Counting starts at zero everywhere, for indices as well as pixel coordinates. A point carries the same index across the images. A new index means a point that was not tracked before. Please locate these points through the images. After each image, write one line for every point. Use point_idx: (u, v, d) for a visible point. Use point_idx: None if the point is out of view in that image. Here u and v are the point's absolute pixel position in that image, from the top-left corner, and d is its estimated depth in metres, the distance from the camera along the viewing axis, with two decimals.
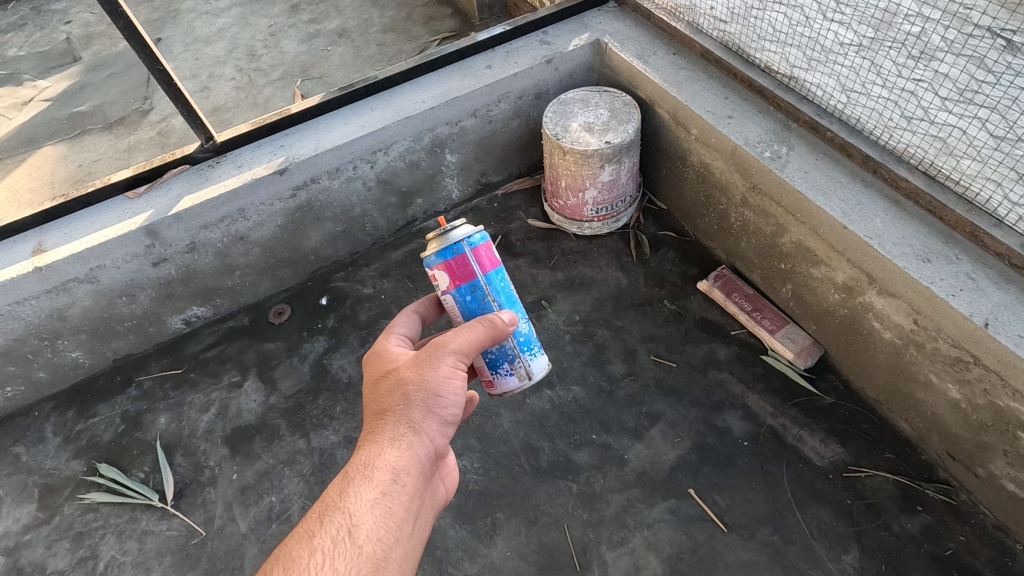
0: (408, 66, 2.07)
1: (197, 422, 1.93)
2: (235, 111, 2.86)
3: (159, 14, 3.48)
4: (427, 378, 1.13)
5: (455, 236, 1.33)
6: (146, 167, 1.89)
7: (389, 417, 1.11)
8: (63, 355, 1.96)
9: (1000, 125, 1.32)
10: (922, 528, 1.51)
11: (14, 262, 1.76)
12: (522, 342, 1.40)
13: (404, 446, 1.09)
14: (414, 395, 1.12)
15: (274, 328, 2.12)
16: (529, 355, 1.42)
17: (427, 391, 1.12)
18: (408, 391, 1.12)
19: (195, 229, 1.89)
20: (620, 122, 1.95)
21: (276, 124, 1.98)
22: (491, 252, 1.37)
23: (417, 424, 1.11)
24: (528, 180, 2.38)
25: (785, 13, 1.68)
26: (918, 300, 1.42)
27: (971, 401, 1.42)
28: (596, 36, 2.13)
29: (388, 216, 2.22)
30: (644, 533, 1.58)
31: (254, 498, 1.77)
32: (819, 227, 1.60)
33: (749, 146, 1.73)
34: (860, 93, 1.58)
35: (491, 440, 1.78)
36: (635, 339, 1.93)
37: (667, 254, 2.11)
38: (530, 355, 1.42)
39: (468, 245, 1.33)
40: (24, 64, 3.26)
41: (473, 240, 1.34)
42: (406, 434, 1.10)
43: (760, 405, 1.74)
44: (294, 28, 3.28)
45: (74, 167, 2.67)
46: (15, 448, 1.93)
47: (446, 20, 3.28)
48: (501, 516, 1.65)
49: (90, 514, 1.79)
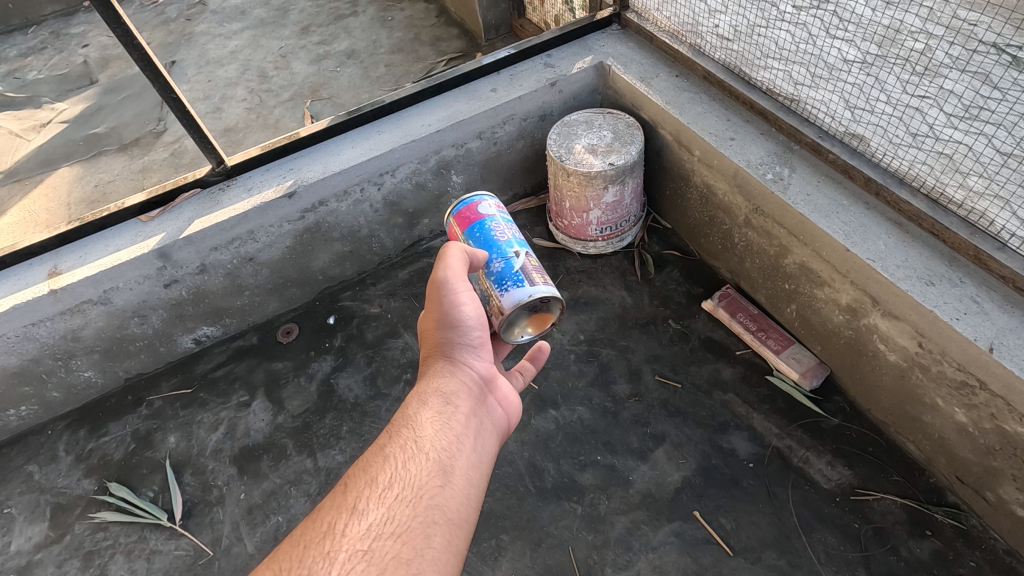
0: (415, 90, 2.11)
1: (206, 441, 1.95)
2: (246, 131, 2.91)
3: (174, 37, 3.58)
4: (449, 318, 1.27)
5: (454, 203, 1.64)
6: (158, 191, 1.93)
7: (430, 357, 1.25)
8: (75, 374, 2.00)
9: (1007, 139, 1.33)
10: (931, 553, 1.49)
11: (29, 285, 1.81)
12: (492, 280, 1.49)
13: (449, 374, 1.21)
14: (442, 335, 1.26)
15: (282, 347, 2.14)
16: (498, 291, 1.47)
17: (450, 327, 1.27)
18: (437, 334, 1.27)
19: (206, 251, 1.92)
20: (624, 144, 1.97)
21: (287, 147, 2.02)
22: (469, 212, 1.60)
23: (456, 357, 1.25)
24: (533, 200, 2.40)
25: (789, 31, 1.69)
26: (922, 323, 1.41)
27: (978, 425, 1.41)
28: (599, 59, 2.17)
29: (395, 236, 2.25)
30: (649, 557, 1.57)
31: (262, 518, 1.79)
32: (822, 248, 1.60)
33: (751, 168, 1.74)
34: (864, 110, 1.59)
35: (496, 461, 1.78)
36: (640, 359, 1.93)
37: (671, 274, 2.12)
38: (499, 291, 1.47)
39: (456, 206, 1.64)
40: (42, 87, 3.36)
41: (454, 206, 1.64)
42: (448, 365, 1.23)
43: (766, 426, 1.74)
44: (304, 49, 3.35)
45: (89, 187, 2.73)
46: (29, 467, 1.96)
47: (453, 41, 3.33)
48: (505, 538, 1.65)
49: (100, 532, 1.81)
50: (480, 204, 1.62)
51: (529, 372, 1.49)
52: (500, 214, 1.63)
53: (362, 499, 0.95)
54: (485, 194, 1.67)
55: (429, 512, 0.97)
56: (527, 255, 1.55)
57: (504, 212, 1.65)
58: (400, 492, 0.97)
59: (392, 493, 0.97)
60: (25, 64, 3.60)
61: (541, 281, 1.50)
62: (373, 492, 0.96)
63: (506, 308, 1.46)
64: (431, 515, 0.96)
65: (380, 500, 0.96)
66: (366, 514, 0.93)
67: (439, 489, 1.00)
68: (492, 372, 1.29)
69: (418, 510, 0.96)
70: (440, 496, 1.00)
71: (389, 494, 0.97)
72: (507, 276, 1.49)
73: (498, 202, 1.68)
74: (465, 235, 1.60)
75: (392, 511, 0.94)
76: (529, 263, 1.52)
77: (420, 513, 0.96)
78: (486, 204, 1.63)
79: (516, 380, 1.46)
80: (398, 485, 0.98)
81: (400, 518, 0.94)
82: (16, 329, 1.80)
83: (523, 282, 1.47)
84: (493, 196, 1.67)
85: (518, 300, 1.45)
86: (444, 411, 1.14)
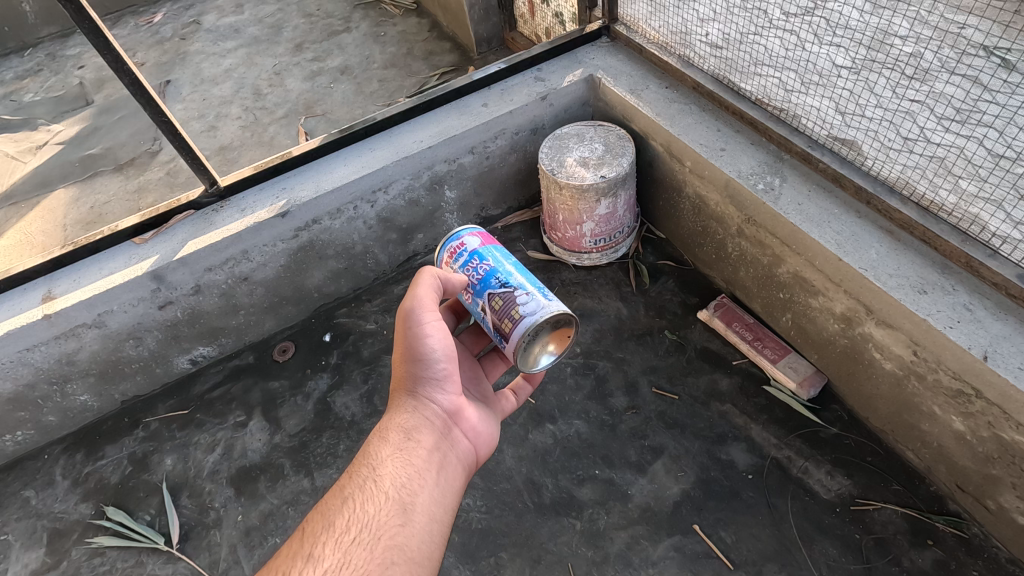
0: (406, 106, 2.12)
1: (203, 462, 1.95)
2: (241, 149, 2.92)
3: (168, 56, 3.61)
4: (417, 349, 1.27)
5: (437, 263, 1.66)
6: (152, 213, 1.94)
7: (396, 388, 1.27)
8: (72, 398, 1.99)
9: (997, 143, 1.34)
10: (933, 564, 1.48)
11: (25, 309, 1.81)
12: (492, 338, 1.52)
13: (412, 409, 1.24)
14: (410, 367, 1.27)
15: (278, 365, 2.14)
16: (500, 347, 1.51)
17: (421, 360, 1.26)
18: (405, 365, 1.28)
19: (200, 272, 1.92)
20: (615, 156, 1.98)
21: (279, 167, 2.02)
22: None
23: (421, 392, 1.26)
24: (528, 212, 2.40)
25: (779, 37, 1.69)
26: (917, 333, 1.41)
27: (975, 434, 1.40)
28: (589, 72, 2.18)
29: (390, 252, 2.25)
30: (649, 572, 1.56)
31: (259, 540, 1.78)
32: (814, 258, 1.60)
33: (742, 178, 1.75)
34: (856, 115, 1.59)
35: (494, 477, 1.78)
36: (637, 371, 1.92)
37: (666, 284, 2.11)
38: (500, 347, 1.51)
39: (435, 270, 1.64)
40: (39, 109, 3.38)
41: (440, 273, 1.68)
42: (412, 400, 1.26)
43: (764, 436, 1.73)
44: (298, 66, 3.37)
45: (85, 209, 2.74)
46: (25, 492, 1.95)
47: (446, 55, 3.35)
48: (504, 555, 1.64)
49: (97, 558, 1.80)
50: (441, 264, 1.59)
51: (527, 390, 1.56)
52: (455, 263, 1.55)
53: (319, 545, 1.01)
54: (441, 244, 1.60)
55: (388, 552, 1.03)
56: (495, 297, 1.47)
57: (461, 255, 1.54)
58: (357, 535, 1.04)
59: (348, 537, 1.03)
60: (21, 86, 3.63)
61: (509, 330, 1.43)
62: (329, 538, 1.02)
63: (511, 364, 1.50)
64: (389, 555, 1.03)
65: (336, 544, 1.01)
66: (321, 561, 0.98)
67: (399, 528, 1.07)
68: (458, 403, 1.31)
69: (376, 552, 1.02)
70: (399, 535, 1.06)
71: (346, 538, 1.03)
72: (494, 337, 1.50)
73: (451, 243, 1.57)
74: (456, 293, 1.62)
75: (349, 556, 1.00)
76: (495, 315, 1.46)
77: (379, 554, 1.02)
78: (445, 261, 1.58)
79: (507, 401, 1.52)
80: (356, 529, 1.04)
81: (355, 563, 0.99)
82: (10, 355, 1.80)
83: (502, 341, 1.46)
84: (447, 242, 1.58)
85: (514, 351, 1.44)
86: (405, 448, 1.18)
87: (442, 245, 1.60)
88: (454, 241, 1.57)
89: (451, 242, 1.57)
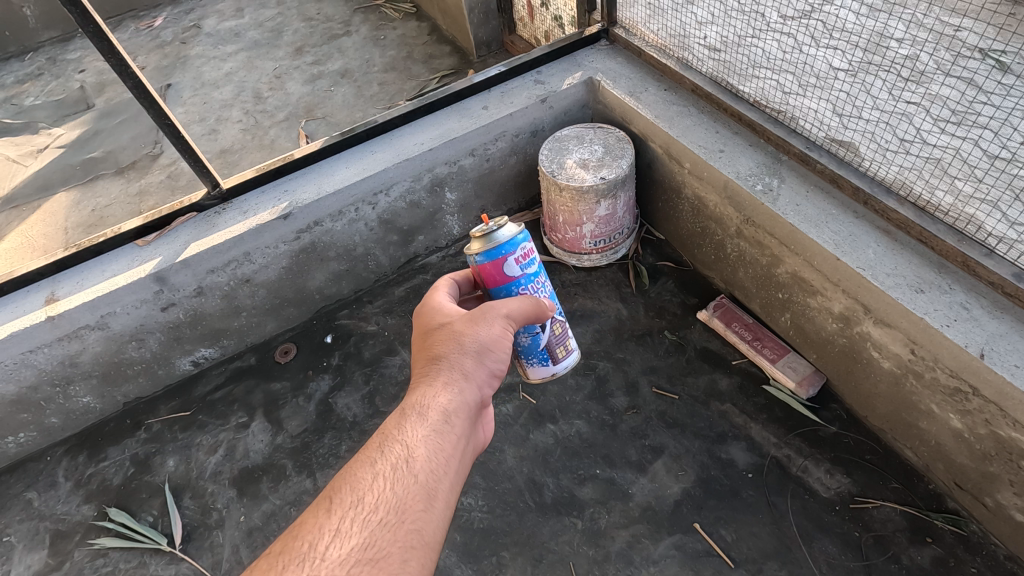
0: (407, 109, 2.13)
1: (205, 464, 1.95)
2: (242, 152, 2.93)
3: (169, 60, 3.63)
4: (478, 336, 1.25)
5: (479, 249, 1.45)
6: (155, 216, 1.95)
7: (443, 364, 1.21)
8: (74, 400, 2.00)
9: (992, 144, 1.41)
10: (932, 561, 1.49)
11: (27, 312, 1.81)
12: (529, 352, 1.56)
13: (456, 389, 1.18)
14: (464, 350, 1.23)
15: (279, 367, 2.15)
16: (532, 362, 1.58)
17: (479, 348, 1.24)
18: (458, 347, 1.24)
19: (203, 274, 1.93)
20: (615, 158, 1.99)
21: (282, 169, 2.04)
22: (496, 268, 1.46)
23: (467, 375, 1.21)
24: (528, 214, 2.42)
25: (778, 40, 1.73)
26: (915, 331, 1.42)
27: (973, 431, 1.41)
28: (589, 74, 2.20)
29: (391, 254, 2.26)
30: (651, 570, 1.57)
31: (262, 540, 1.78)
32: (812, 257, 1.62)
33: (741, 179, 1.76)
34: (853, 117, 1.62)
35: (495, 477, 1.79)
36: (637, 371, 1.93)
37: (665, 285, 2.13)
38: (532, 362, 1.58)
39: (485, 259, 1.45)
40: (40, 112, 3.39)
41: (478, 258, 1.45)
42: (456, 380, 1.19)
43: (764, 435, 1.74)
44: (298, 70, 3.39)
45: (86, 212, 2.75)
46: (28, 494, 1.96)
47: (445, 58, 3.37)
48: (506, 555, 1.64)
49: (100, 559, 1.80)
50: (507, 262, 1.46)
51: None
52: (527, 270, 1.50)
53: (346, 520, 0.96)
54: (515, 240, 1.46)
55: (410, 537, 0.97)
56: (554, 325, 1.57)
57: (534, 264, 1.52)
58: (385, 515, 0.98)
59: (376, 516, 0.97)
60: (22, 90, 3.64)
61: (564, 354, 1.62)
62: (358, 513, 0.97)
63: (531, 377, 1.62)
64: (411, 540, 0.97)
65: (364, 521, 0.96)
66: (348, 538, 0.93)
67: (422, 513, 1.01)
68: (490, 397, 1.27)
69: (399, 535, 0.96)
70: (423, 521, 1.00)
71: (374, 517, 0.97)
72: (535, 353, 1.56)
73: (525, 246, 1.49)
74: (493, 290, 1.49)
75: (374, 536, 0.94)
76: (556, 337, 1.58)
77: (402, 539, 0.96)
78: (514, 261, 1.47)
79: None
80: (384, 507, 0.98)
81: (380, 544, 0.94)
82: (14, 356, 1.81)
83: (549, 361, 1.59)
84: (525, 244, 1.48)
85: (547, 375, 1.62)
86: (442, 429, 1.11)
87: (513, 241, 1.46)
88: (525, 244, 1.50)
89: (529, 245, 1.50)
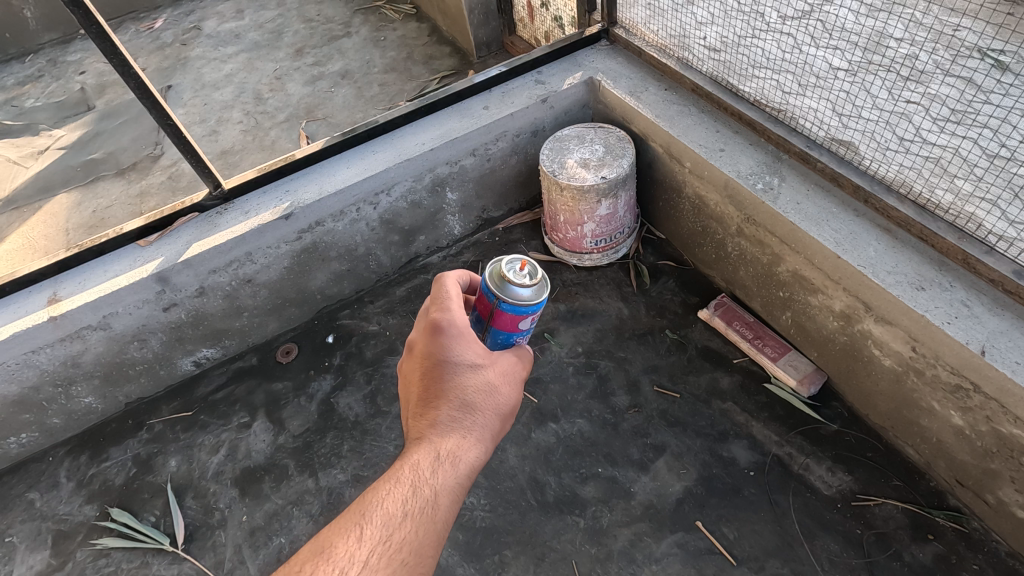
0: (408, 109, 2.13)
1: (207, 464, 1.95)
2: (243, 153, 2.94)
3: (170, 61, 3.63)
4: (510, 397, 1.21)
5: (506, 296, 1.30)
6: (156, 216, 1.95)
7: (476, 414, 1.14)
8: (76, 401, 2.00)
9: (991, 142, 1.37)
10: (934, 558, 1.50)
11: (29, 313, 1.82)
12: None
13: (483, 444, 1.13)
14: (497, 407, 1.18)
15: (281, 367, 2.15)
16: None
17: (508, 407, 1.20)
18: (493, 400, 1.17)
19: (204, 274, 1.94)
20: (615, 157, 2.00)
21: (283, 169, 2.04)
22: (510, 318, 1.34)
23: (492, 431, 1.16)
24: (528, 214, 2.42)
25: (776, 41, 1.73)
26: (915, 328, 1.43)
27: (974, 428, 1.42)
28: (589, 74, 2.20)
29: (392, 254, 2.26)
30: (653, 568, 1.57)
31: (264, 540, 1.79)
32: (812, 255, 1.62)
33: (741, 178, 1.77)
34: (852, 117, 1.63)
35: (498, 476, 1.79)
36: (639, 370, 1.94)
37: (666, 284, 2.13)
38: None
39: (507, 309, 1.31)
40: (40, 114, 3.40)
41: (503, 302, 1.30)
42: (484, 435, 1.14)
43: (765, 433, 1.74)
44: (299, 71, 3.40)
45: (87, 213, 2.75)
46: (30, 494, 1.96)
47: (445, 59, 3.38)
48: (509, 553, 1.65)
49: (102, 559, 1.80)
50: (524, 320, 1.35)
51: None
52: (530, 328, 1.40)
53: (373, 557, 0.93)
54: (542, 303, 1.35)
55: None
56: None
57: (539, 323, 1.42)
58: (406, 559, 0.96)
59: (400, 556, 0.95)
60: (23, 92, 3.65)
61: None
62: (384, 553, 0.94)
63: None
64: None
65: (387, 560, 0.94)
66: None
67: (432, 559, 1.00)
68: None
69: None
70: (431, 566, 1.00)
71: (397, 557, 0.95)
72: None
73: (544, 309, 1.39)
74: (490, 326, 1.36)
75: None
76: None
77: None
78: (529, 320, 1.36)
79: None
80: (407, 551, 0.97)
81: None
82: (16, 357, 1.81)
83: None
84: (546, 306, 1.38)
85: None
86: (464, 482, 1.08)
87: (540, 304, 1.35)
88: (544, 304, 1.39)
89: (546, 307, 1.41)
